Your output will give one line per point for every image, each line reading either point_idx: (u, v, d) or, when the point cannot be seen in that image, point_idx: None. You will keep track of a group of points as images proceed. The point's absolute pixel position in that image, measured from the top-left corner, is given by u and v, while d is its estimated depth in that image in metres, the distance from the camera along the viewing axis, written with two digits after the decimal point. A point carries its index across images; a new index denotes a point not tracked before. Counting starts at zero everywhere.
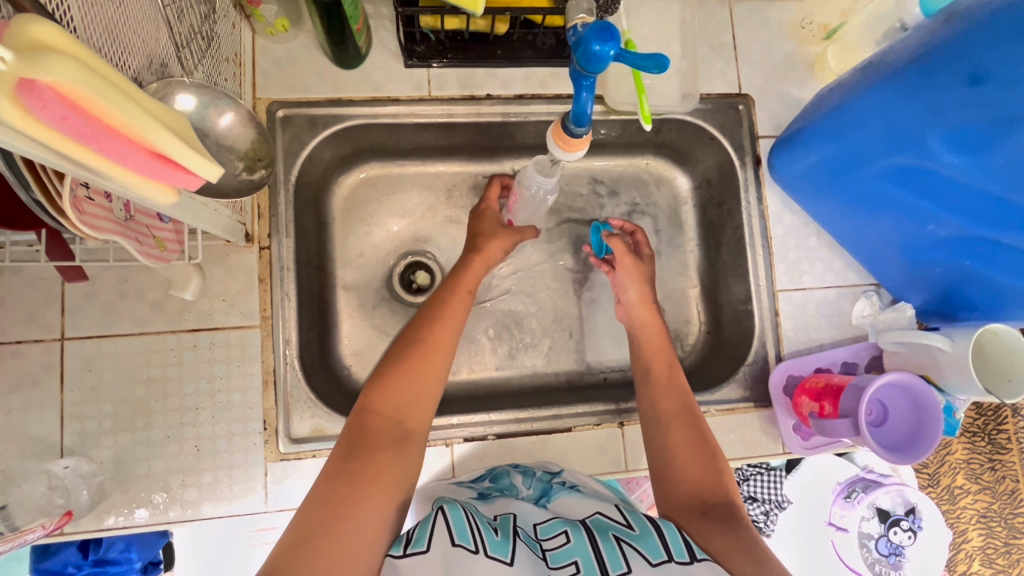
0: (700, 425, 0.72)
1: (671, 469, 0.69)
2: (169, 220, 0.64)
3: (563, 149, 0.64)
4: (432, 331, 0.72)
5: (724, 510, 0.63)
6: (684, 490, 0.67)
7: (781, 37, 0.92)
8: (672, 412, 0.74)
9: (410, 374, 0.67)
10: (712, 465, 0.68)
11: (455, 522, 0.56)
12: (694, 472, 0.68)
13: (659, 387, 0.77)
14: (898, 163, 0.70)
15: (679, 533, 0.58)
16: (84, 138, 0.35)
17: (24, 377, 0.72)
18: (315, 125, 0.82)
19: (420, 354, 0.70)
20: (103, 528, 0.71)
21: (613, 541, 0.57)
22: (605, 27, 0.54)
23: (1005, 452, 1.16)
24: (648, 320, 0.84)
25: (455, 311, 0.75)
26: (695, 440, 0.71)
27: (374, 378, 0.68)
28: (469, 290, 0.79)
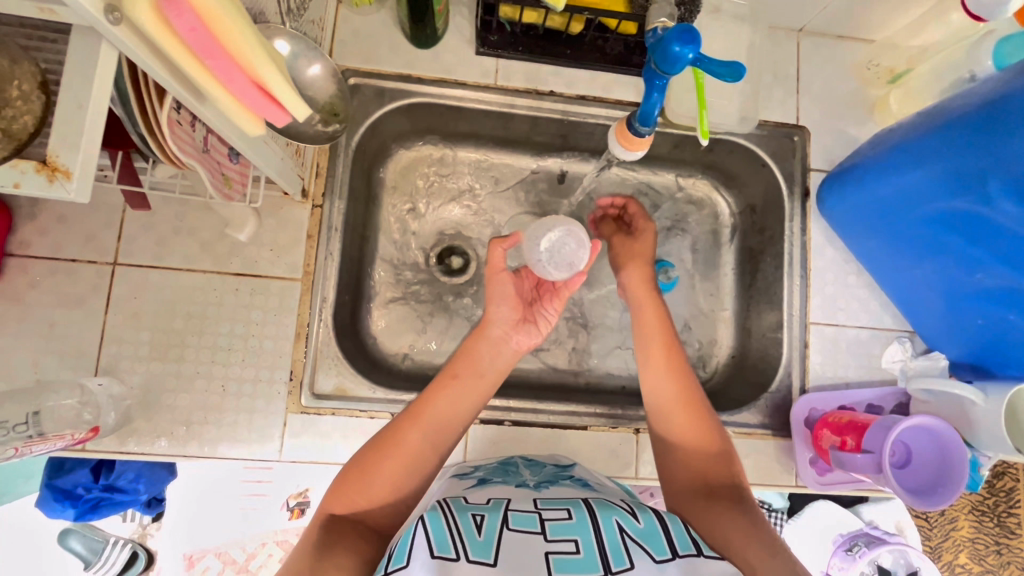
0: (704, 411, 0.70)
1: (673, 458, 0.69)
2: (239, 161, 0.66)
3: (625, 147, 0.66)
4: (399, 429, 0.66)
5: (731, 496, 0.63)
6: (689, 476, 0.66)
7: (845, 76, 0.93)
8: (673, 401, 0.71)
9: (369, 478, 0.63)
10: (718, 453, 0.67)
11: (435, 531, 0.53)
12: (699, 459, 0.67)
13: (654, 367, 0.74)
14: (951, 207, 0.70)
15: (685, 529, 0.58)
16: (203, 54, 0.38)
17: (73, 293, 0.74)
18: (382, 97, 0.85)
19: (386, 449, 0.65)
20: (123, 451, 0.74)
21: (616, 529, 0.56)
22: (687, 29, 0.55)
23: (1015, 538, 1.13)
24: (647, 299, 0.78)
25: (435, 401, 0.68)
26: (697, 430, 0.69)
27: (342, 472, 0.65)
28: (456, 375, 0.71)
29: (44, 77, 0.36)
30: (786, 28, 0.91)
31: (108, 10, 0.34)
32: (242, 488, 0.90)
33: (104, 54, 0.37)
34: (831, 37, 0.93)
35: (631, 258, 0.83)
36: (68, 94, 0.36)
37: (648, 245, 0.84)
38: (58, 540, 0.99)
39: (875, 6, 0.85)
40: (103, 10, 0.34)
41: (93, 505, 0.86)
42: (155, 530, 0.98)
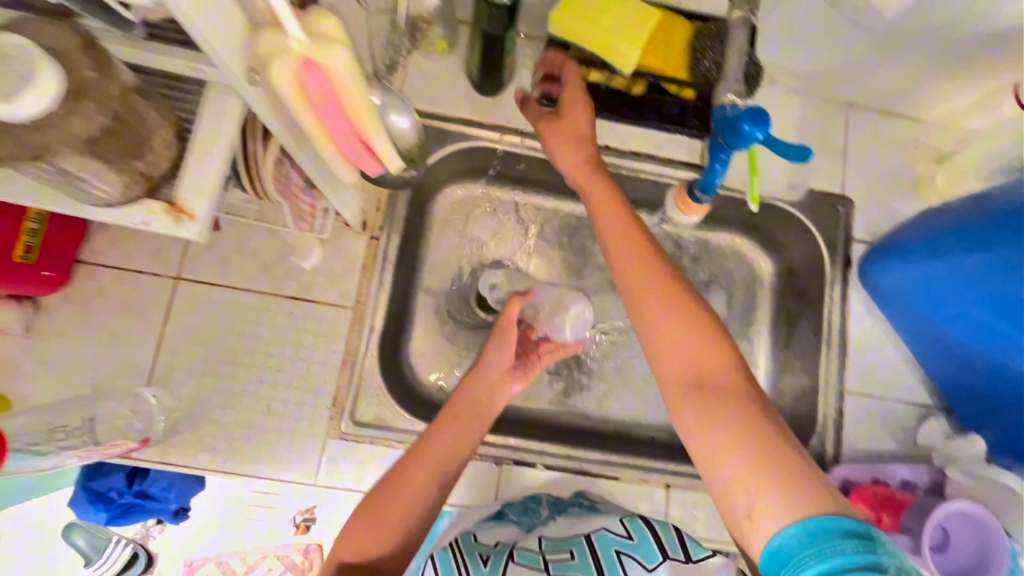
0: (689, 294, 0.60)
1: (659, 347, 0.58)
2: (311, 193, 0.68)
3: (682, 212, 0.70)
4: (404, 469, 0.65)
5: (726, 394, 0.53)
6: (679, 367, 0.56)
7: (892, 152, 0.95)
8: (657, 294, 0.60)
9: (376, 521, 0.62)
10: (716, 343, 0.56)
11: (442, 565, 0.62)
12: (693, 352, 0.56)
13: (621, 252, 0.65)
14: (999, 294, 0.71)
15: (676, 535, 0.61)
16: (324, 113, 0.41)
17: (137, 304, 0.77)
18: (445, 138, 0.89)
19: (391, 492, 0.64)
20: (166, 462, 0.75)
21: (614, 557, 0.58)
22: (759, 111, 0.57)
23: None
24: (608, 204, 0.69)
25: (435, 441, 0.67)
26: (690, 320, 0.57)
27: (353, 515, 0.64)
28: (455, 415, 0.70)
29: (180, 126, 0.40)
30: (838, 102, 0.94)
31: (249, 72, 0.38)
32: (249, 496, 0.92)
33: (234, 108, 0.40)
34: (881, 113, 0.95)
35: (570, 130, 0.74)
36: (199, 143, 0.39)
37: (586, 127, 0.74)
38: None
39: (928, 90, 0.87)
40: (246, 74, 0.38)
41: (124, 510, 0.87)
42: None
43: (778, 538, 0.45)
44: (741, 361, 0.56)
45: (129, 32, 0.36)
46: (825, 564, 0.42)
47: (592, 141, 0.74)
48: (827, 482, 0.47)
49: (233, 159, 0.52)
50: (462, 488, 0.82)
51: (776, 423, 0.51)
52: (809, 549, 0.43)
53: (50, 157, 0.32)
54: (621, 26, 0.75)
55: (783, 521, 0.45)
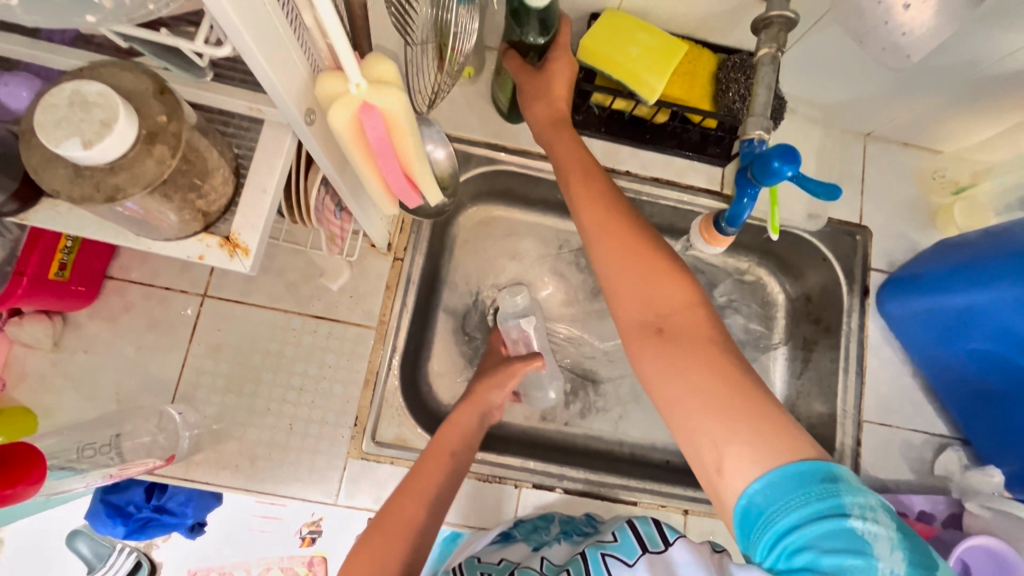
0: (649, 238, 0.59)
1: (622, 296, 0.57)
2: (343, 216, 0.69)
3: (706, 241, 0.71)
4: (398, 505, 0.66)
5: (684, 329, 0.52)
6: (641, 313, 0.55)
7: (909, 182, 0.96)
8: (618, 242, 0.59)
9: (375, 554, 0.61)
10: (678, 285, 0.55)
11: None
12: (657, 300, 0.55)
13: (580, 200, 0.64)
14: (1019, 330, 0.71)
15: (654, 530, 0.65)
16: (377, 154, 0.42)
17: (164, 320, 0.78)
18: (469, 161, 0.90)
19: (387, 527, 0.63)
20: (188, 478, 0.76)
21: (598, 556, 0.61)
22: (790, 150, 0.58)
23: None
24: (572, 161, 0.67)
25: (427, 475, 0.68)
26: (651, 266, 0.57)
27: (350, 557, 0.62)
28: (451, 451, 0.71)
29: (237, 163, 0.41)
30: (857, 133, 0.96)
31: (307, 114, 0.39)
32: (256, 508, 0.94)
33: (288, 145, 0.41)
34: (898, 144, 0.97)
35: (546, 91, 0.71)
36: (255, 181, 0.40)
37: (558, 87, 0.70)
38: (65, 540, 0.95)
39: (947, 123, 0.89)
40: (304, 113, 0.38)
41: (142, 524, 0.87)
42: (161, 541, 0.96)
43: (746, 494, 0.44)
44: (702, 292, 0.55)
45: (199, 78, 0.37)
46: (794, 513, 0.42)
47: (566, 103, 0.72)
48: (794, 425, 0.46)
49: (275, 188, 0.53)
50: (480, 510, 0.82)
51: (744, 368, 0.50)
52: (778, 500, 0.43)
53: (122, 199, 0.33)
54: (648, 56, 0.75)
55: (753, 472, 0.44)
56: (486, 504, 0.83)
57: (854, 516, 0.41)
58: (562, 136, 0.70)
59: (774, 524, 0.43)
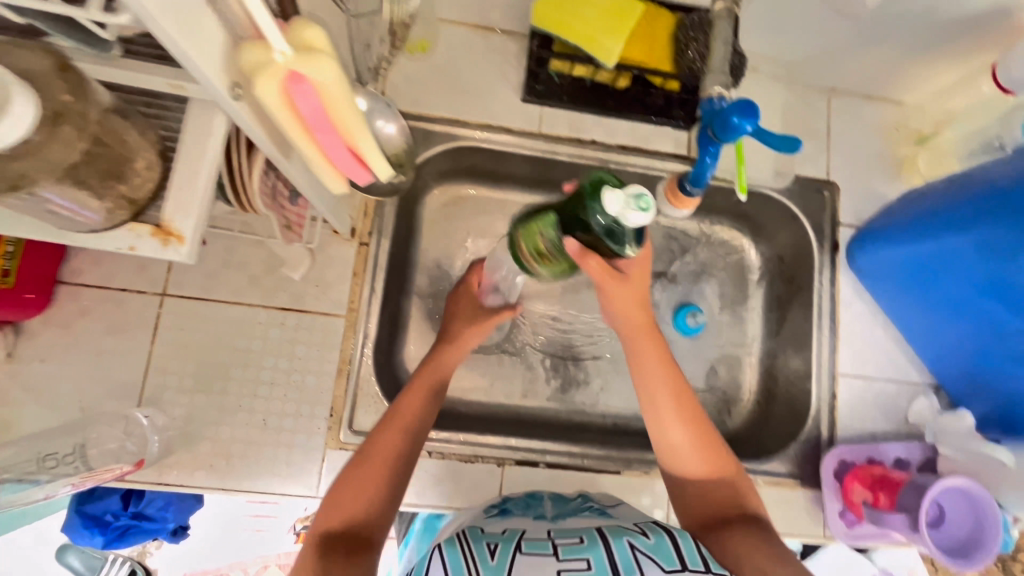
0: (717, 439, 0.65)
1: (689, 500, 0.64)
2: (298, 204, 0.68)
3: (675, 206, 0.69)
4: (378, 436, 0.64)
5: (746, 518, 0.60)
6: (704, 508, 0.63)
7: (874, 135, 0.96)
8: (689, 444, 0.64)
9: (358, 489, 0.61)
10: (739, 487, 0.62)
11: (449, 560, 0.53)
12: (712, 498, 0.63)
13: (629, 332, 0.67)
14: (984, 273, 0.72)
15: (696, 544, 0.54)
16: (313, 127, 0.40)
17: (123, 322, 0.75)
18: (430, 138, 0.87)
19: (372, 460, 0.63)
20: (161, 482, 0.74)
21: (627, 547, 0.53)
22: (748, 103, 0.57)
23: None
24: (640, 329, 0.67)
25: (408, 405, 0.67)
26: (709, 462, 0.64)
27: (330, 493, 0.61)
28: (433, 385, 0.70)
29: (164, 146, 0.38)
30: (820, 89, 0.95)
31: (232, 87, 0.37)
32: (246, 508, 0.95)
33: (218, 123, 0.39)
34: (862, 97, 0.96)
35: (639, 287, 0.65)
36: (184, 163, 0.38)
37: (639, 288, 0.65)
38: (56, 556, 0.94)
39: (907, 71, 0.88)
40: (231, 89, 0.36)
41: (120, 533, 0.85)
42: (154, 549, 0.97)
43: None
44: (744, 477, 0.65)
45: (106, 53, 0.35)
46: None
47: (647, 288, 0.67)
48: None
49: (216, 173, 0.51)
50: (464, 491, 0.82)
51: (765, 533, 0.58)
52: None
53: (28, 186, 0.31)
54: (601, 17, 0.76)
55: None
56: (470, 486, 0.82)
57: None
58: (626, 302, 0.65)
59: None
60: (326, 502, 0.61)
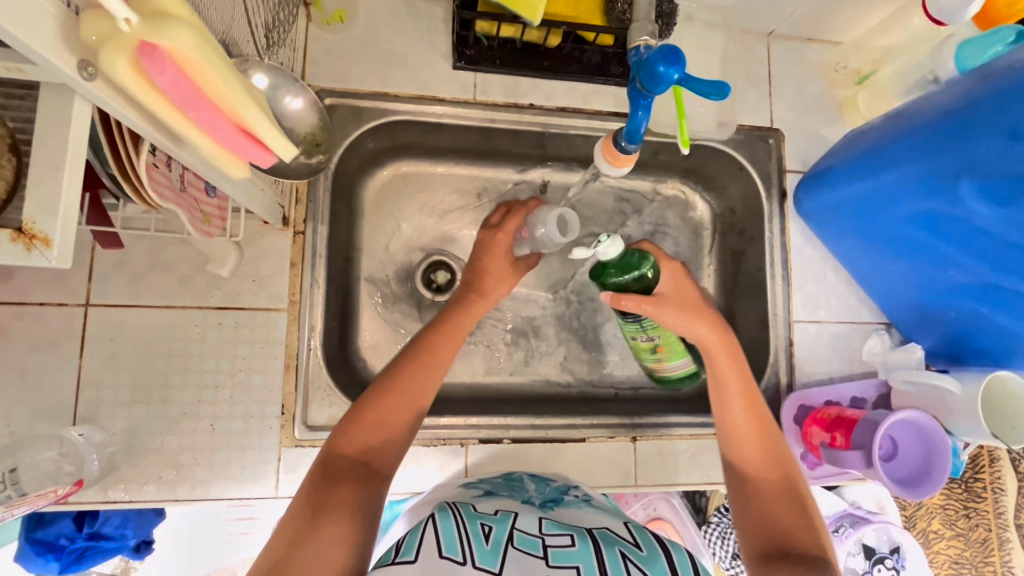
0: (789, 468, 0.66)
1: (749, 523, 0.63)
2: (216, 195, 0.64)
3: (612, 164, 0.66)
4: (412, 378, 0.70)
5: (805, 555, 0.58)
6: (759, 536, 0.61)
7: (814, 78, 0.95)
8: (759, 463, 0.67)
9: (379, 421, 0.67)
10: (812, 528, 0.61)
11: (444, 533, 0.57)
12: (778, 524, 0.61)
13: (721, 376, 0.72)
14: (926, 207, 0.72)
15: (688, 558, 0.58)
16: (186, 106, 0.36)
17: (44, 339, 0.70)
18: (359, 116, 0.83)
19: (401, 394, 0.69)
20: (108, 500, 0.70)
21: (618, 555, 0.58)
22: (673, 50, 0.55)
23: (1009, 519, 1.11)
24: (724, 351, 0.72)
25: (440, 355, 0.73)
26: (783, 491, 0.64)
27: (345, 420, 0.68)
28: (458, 336, 0.76)
29: (14, 138, 0.34)
30: (758, 34, 0.93)
31: (81, 66, 0.32)
32: (228, 514, 0.89)
33: (77, 109, 0.35)
34: (800, 40, 0.95)
35: (681, 308, 0.72)
36: (39, 155, 0.34)
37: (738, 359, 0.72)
38: None
39: (841, 9, 0.87)
40: (78, 67, 0.32)
41: (78, 556, 0.81)
42: (137, 564, 0.93)
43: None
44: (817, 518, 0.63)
45: None
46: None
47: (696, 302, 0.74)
48: None
49: (102, 164, 0.47)
50: (430, 475, 0.80)
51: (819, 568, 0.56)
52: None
53: None
54: None
55: None
56: (435, 469, 0.80)
57: None
58: (690, 315, 0.71)
59: None
60: (343, 424, 0.67)
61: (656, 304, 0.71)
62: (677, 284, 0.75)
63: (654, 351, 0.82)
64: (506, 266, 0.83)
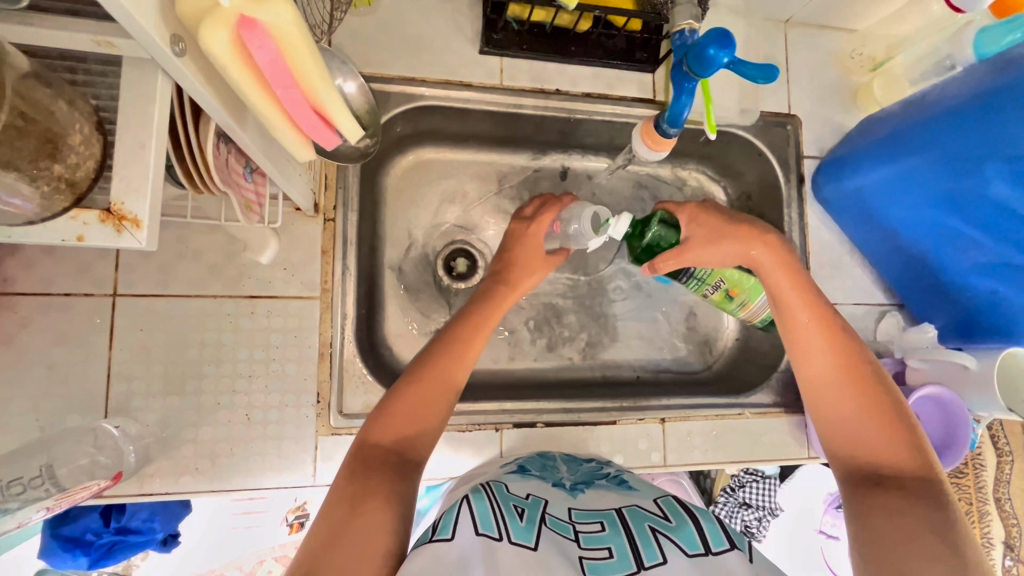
0: (870, 376, 0.66)
1: (837, 440, 0.65)
2: (254, 180, 0.62)
3: (649, 146, 0.67)
4: (447, 370, 0.69)
5: (902, 473, 0.60)
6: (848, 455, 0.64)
7: (830, 65, 0.97)
8: (837, 377, 0.66)
9: (415, 408, 0.66)
10: (902, 440, 0.62)
11: (480, 514, 0.58)
12: (864, 439, 0.63)
13: (782, 300, 0.71)
14: (947, 189, 0.75)
15: (719, 526, 0.58)
16: (275, 83, 0.36)
17: (73, 330, 0.69)
18: (387, 101, 0.82)
19: (435, 382, 0.68)
20: (145, 493, 0.69)
21: (649, 532, 0.58)
22: (725, 34, 0.57)
23: (989, 491, 1.12)
24: (774, 266, 0.72)
25: (475, 349, 0.73)
26: (866, 402, 0.64)
27: (378, 408, 0.67)
28: (488, 325, 0.75)
29: (99, 116, 0.34)
30: (777, 21, 0.94)
31: (173, 42, 0.32)
32: (233, 507, 0.89)
33: (160, 87, 0.34)
34: (817, 27, 0.96)
35: (709, 242, 0.75)
36: (125, 134, 0.33)
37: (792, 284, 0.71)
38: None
39: None
40: (170, 44, 0.32)
41: (106, 550, 0.80)
42: (140, 561, 0.94)
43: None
44: (910, 421, 0.63)
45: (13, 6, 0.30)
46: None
47: (729, 225, 0.75)
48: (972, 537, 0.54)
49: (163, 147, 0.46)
50: (465, 460, 0.81)
51: (918, 484, 0.58)
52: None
53: None
54: None
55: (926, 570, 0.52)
56: (470, 454, 0.81)
57: None
58: (723, 244, 0.74)
59: None
60: (374, 414, 0.66)
61: (678, 253, 0.76)
62: (696, 223, 0.76)
63: (730, 298, 0.87)
64: (536, 256, 0.82)
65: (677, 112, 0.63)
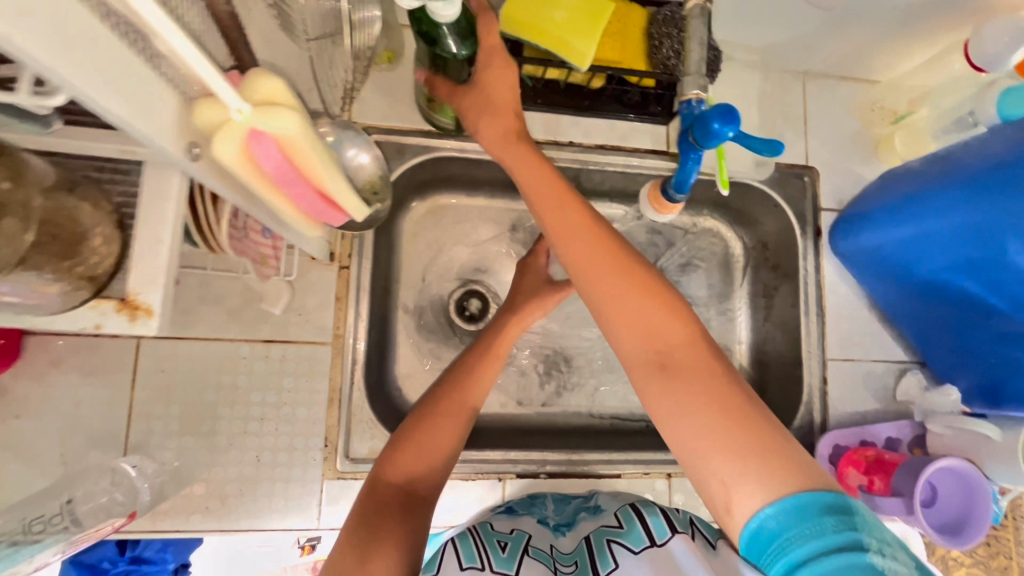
0: (631, 260, 0.54)
1: (617, 332, 0.51)
2: (272, 236, 0.65)
3: (657, 210, 0.70)
4: (457, 396, 0.69)
5: (688, 358, 0.48)
6: (640, 345, 0.49)
7: (850, 117, 0.96)
8: (603, 261, 0.53)
9: (424, 441, 0.65)
10: (686, 327, 0.50)
11: (464, 549, 0.57)
12: (649, 325, 0.50)
13: (540, 195, 0.60)
14: (964, 255, 0.73)
15: (663, 518, 0.57)
16: (280, 181, 0.39)
17: (98, 370, 0.72)
18: (403, 152, 0.85)
19: (446, 409, 0.68)
20: (157, 529, 0.72)
21: (604, 543, 0.58)
22: (728, 110, 0.58)
23: None
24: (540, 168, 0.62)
25: (484, 374, 0.73)
26: (646, 291, 0.51)
27: (391, 442, 0.66)
28: (497, 354, 0.76)
29: (120, 214, 0.37)
30: (795, 72, 0.94)
31: (189, 149, 0.34)
32: None
33: (177, 186, 0.37)
34: (836, 78, 0.96)
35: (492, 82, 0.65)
36: (145, 230, 0.37)
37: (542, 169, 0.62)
38: None
39: (881, 51, 0.88)
40: (187, 150, 0.34)
41: None
42: None
43: (756, 520, 0.40)
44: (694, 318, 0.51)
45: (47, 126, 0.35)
46: (817, 542, 0.38)
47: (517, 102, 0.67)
48: (781, 435, 0.43)
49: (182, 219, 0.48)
50: (467, 507, 0.82)
51: (730, 378, 0.47)
52: (794, 526, 0.39)
53: None
54: (575, 20, 0.71)
55: (753, 502, 0.41)
56: (472, 500, 0.82)
57: (872, 550, 0.37)
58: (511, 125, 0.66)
59: (790, 552, 0.39)
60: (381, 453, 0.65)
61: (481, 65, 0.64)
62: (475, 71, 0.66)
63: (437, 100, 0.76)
64: (538, 283, 0.83)
65: (684, 177, 0.65)
